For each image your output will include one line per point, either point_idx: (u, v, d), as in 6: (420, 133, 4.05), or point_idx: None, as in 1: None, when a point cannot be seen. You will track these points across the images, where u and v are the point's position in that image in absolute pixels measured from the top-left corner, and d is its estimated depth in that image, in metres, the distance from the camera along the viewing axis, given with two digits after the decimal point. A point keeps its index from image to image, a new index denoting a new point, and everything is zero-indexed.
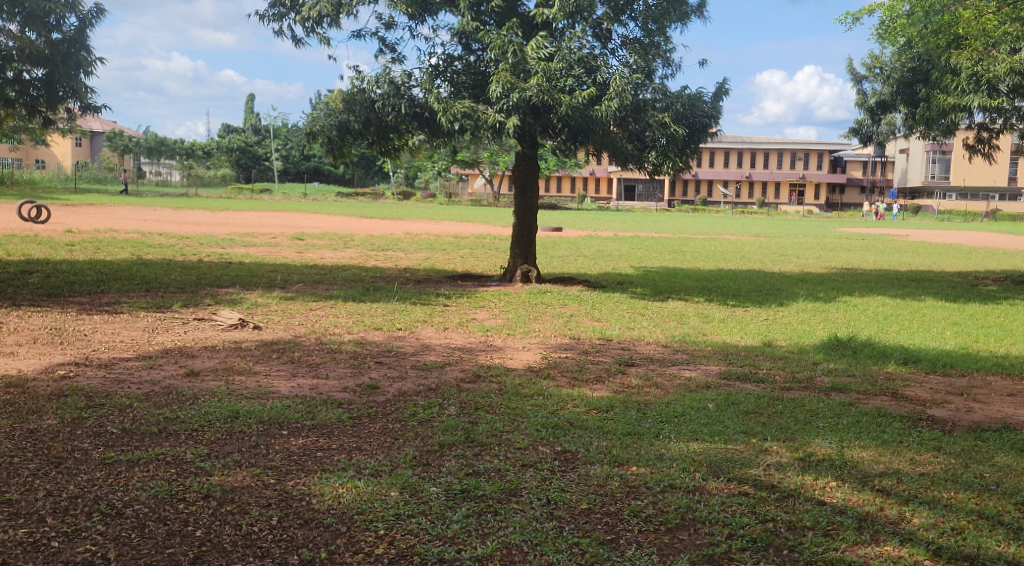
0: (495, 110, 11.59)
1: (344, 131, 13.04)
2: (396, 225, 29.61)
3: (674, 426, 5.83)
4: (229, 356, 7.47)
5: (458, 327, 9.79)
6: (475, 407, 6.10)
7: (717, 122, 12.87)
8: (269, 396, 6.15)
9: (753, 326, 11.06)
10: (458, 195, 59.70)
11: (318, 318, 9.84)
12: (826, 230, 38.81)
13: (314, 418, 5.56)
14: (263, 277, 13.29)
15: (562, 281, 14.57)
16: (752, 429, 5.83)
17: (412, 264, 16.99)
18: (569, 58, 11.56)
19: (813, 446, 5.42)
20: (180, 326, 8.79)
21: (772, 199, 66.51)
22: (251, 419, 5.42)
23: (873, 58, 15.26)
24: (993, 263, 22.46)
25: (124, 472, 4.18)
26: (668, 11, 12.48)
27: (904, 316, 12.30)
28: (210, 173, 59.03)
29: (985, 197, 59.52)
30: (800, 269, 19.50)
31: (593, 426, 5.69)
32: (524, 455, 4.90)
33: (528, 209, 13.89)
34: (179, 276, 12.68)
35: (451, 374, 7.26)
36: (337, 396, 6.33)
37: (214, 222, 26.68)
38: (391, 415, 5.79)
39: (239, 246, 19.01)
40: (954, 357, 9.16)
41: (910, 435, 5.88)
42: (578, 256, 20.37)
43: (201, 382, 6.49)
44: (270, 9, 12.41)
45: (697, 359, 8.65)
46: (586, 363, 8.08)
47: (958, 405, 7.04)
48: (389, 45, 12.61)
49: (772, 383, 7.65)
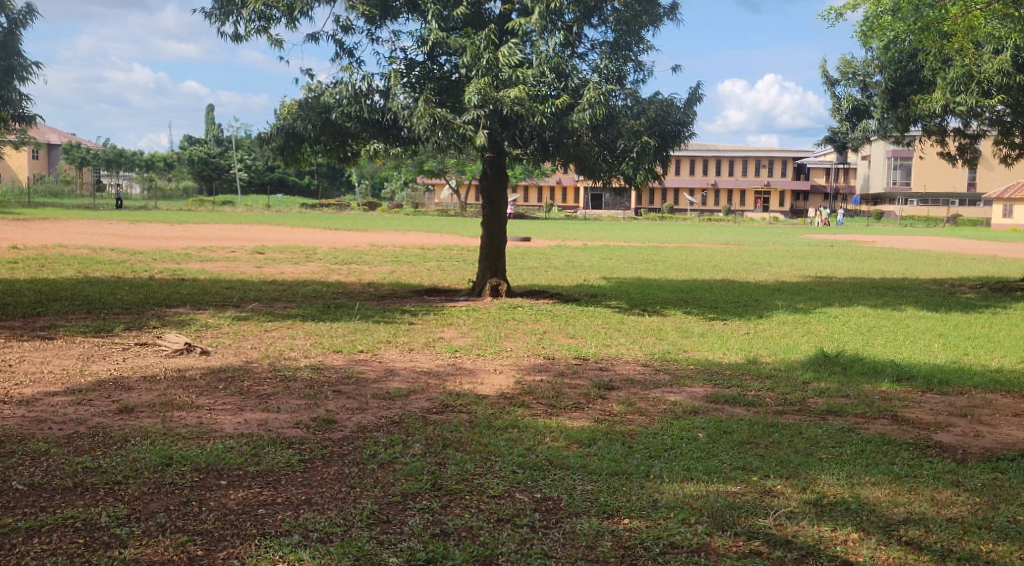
0: (463, 119, 11.02)
1: (299, 138, 12.30)
2: (359, 237, 28.84)
3: (666, 463, 5.24)
4: (170, 388, 6.72)
5: (424, 348, 9.13)
6: (444, 444, 5.48)
7: (690, 129, 12.27)
8: (211, 436, 5.46)
9: (734, 341, 10.53)
10: (425, 204, 59.23)
11: (274, 340, 9.13)
12: (793, 236, 39.18)
13: (259, 462, 4.90)
14: (218, 295, 12.55)
15: (532, 294, 13.98)
16: (751, 463, 5.27)
17: (377, 278, 16.30)
18: (542, 64, 11.02)
19: (821, 485, 4.88)
20: (119, 352, 8.02)
21: (737, 206, 66.62)
22: (185, 467, 4.72)
23: (846, 62, 15.05)
24: (964, 269, 22.27)
25: (19, 548, 3.57)
26: (640, 15, 11.96)
27: (887, 327, 11.90)
28: (170, 186, 57.72)
29: (945, 203, 60.65)
30: (775, 278, 19.16)
31: (576, 465, 5.08)
32: (500, 506, 4.31)
33: (497, 221, 13.27)
34: (126, 296, 11.86)
35: (417, 405, 6.61)
36: (289, 433, 5.64)
37: (169, 236, 25.78)
38: (348, 456, 5.13)
39: (194, 261, 18.16)
40: (947, 373, 8.71)
41: (924, 467, 5.36)
42: (548, 267, 19.83)
43: (135, 420, 5.78)
44: (217, 8, 11.65)
45: (680, 380, 8.07)
46: (563, 388, 7.46)
47: (964, 428, 6.55)
48: (344, 48, 11.95)
49: (763, 406, 7.08)
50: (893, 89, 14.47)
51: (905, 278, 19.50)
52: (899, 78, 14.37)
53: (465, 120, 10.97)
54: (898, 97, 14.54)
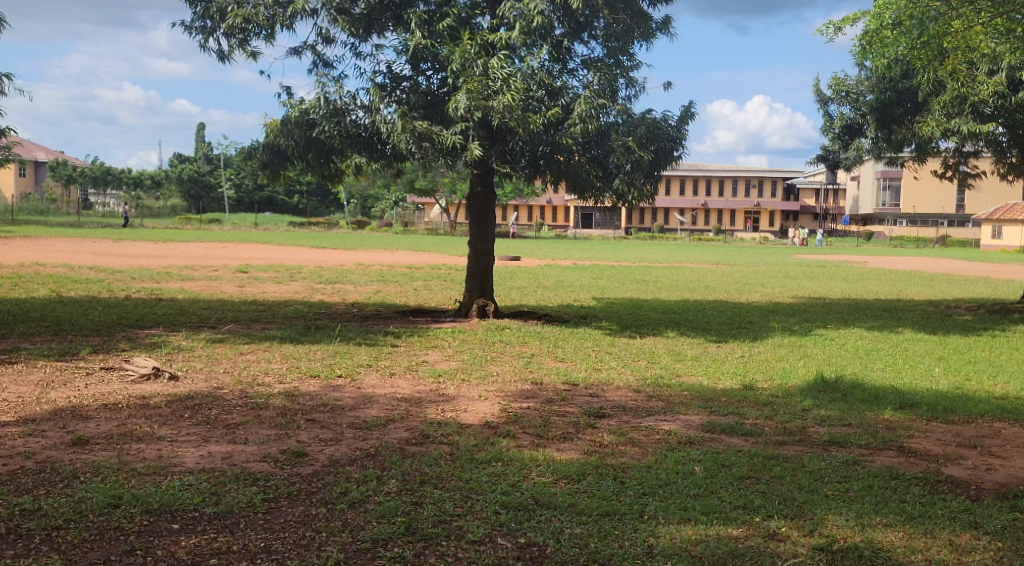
0: (449, 132, 10.67)
1: (279, 152, 11.92)
2: (347, 256, 28.45)
3: (661, 501, 4.84)
4: (132, 417, 6.30)
5: (406, 373, 8.71)
6: (421, 480, 5.07)
7: (682, 147, 11.96)
8: (170, 471, 5.05)
9: (729, 365, 10.17)
10: (416, 224, 58.95)
11: (248, 364, 8.70)
12: (783, 256, 39.06)
13: (218, 502, 4.48)
14: (195, 315, 12.13)
15: (521, 315, 13.60)
16: (753, 501, 4.89)
17: (362, 298, 15.87)
18: (529, 79, 10.70)
19: (830, 527, 4.52)
20: (83, 378, 7.58)
21: (727, 226, 66.60)
22: (135, 508, 4.31)
23: (839, 80, 14.80)
24: (956, 291, 22.06)
25: None
26: (631, 29, 11.69)
27: (886, 351, 11.56)
28: (157, 203, 57.16)
29: (934, 224, 60.83)
30: (768, 298, 18.86)
31: (564, 504, 4.68)
32: (479, 555, 4.00)
33: (484, 239, 12.87)
34: (99, 316, 11.42)
35: (395, 435, 6.20)
36: (254, 468, 5.22)
37: (153, 254, 25.32)
38: (316, 495, 4.71)
39: (175, 280, 17.69)
40: (952, 400, 8.34)
41: (936, 505, 4.99)
42: (538, 286, 19.50)
43: (88, 453, 5.36)
44: (196, 20, 11.34)
45: (674, 408, 7.68)
46: (551, 417, 7.06)
47: (975, 461, 6.18)
48: (327, 61, 11.60)
49: (763, 437, 6.70)
50: (883, 109, 14.32)
51: (899, 299, 19.24)
52: (890, 97, 14.18)
53: (451, 134, 10.62)
54: (887, 116, 14.37)
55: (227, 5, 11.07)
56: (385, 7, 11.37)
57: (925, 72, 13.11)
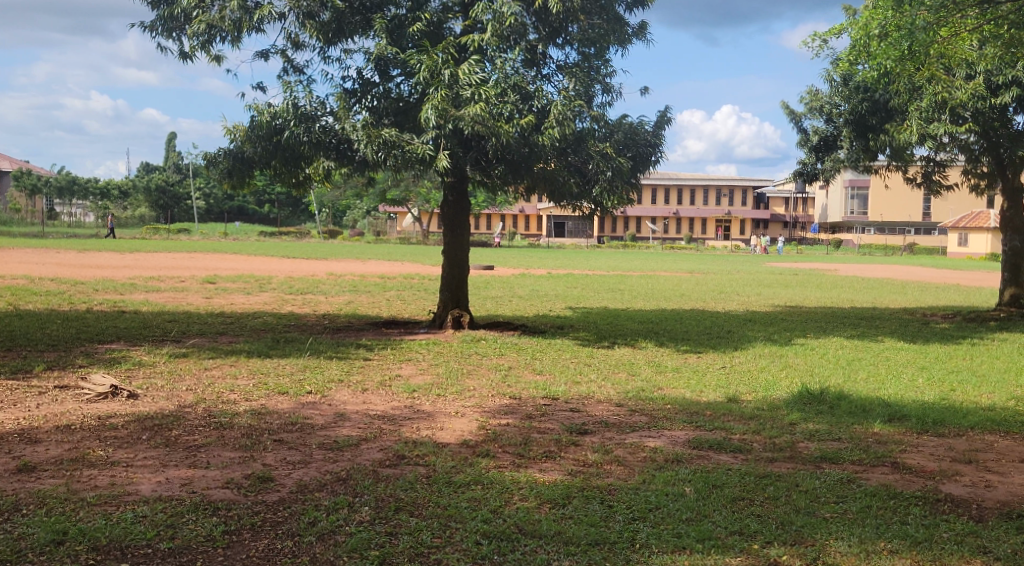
0: (421, 140, 10.34)
1: (244, 159, 11.54)
2: (319, 266, 27.95)
3: (652, 527, 4.55)
4: (85, 440, 5.89)
5: (379, 388, 8.32)
6: (396, 506, 4.73)
7: (660, 153, 11.72)
8: (123, 500, 4.67)
9: (711, 377, 9.89)
10: (388, 233, 58.42)
11: (212, 381, 8.27)
12: (753, 265, 38.95)
13: (174, 535, 4.13)
14: (158, 329, 11.66)
15: (495, 325, 13.27)
16: (748, 525, 4.61)
17: (333, 309, 15.44)
18: (504, 83, 10.41)
19: (831, 555, 4.26)
20: (34, 398, 7.13)
21: (699, 235, 66.80)
22: (82, 546, 3.96)
23: (812, 93, 14.75)
24: (929, 299, 22.11)
25: None
26: (607, 34, 11.37)
27: (867, 360, 11.38)
28: (124, 214, 56.10)
29: (901, 232, 61.52)
30: (744, 307, 18.70)
31: (549, 532, 4.37)
32: None
33: (459, 249, 12.53)
34: (56, 330, 10.92)
35: (368, 456, 5.85)
36: (215, 496, 4.85)
37: (119, 265, 24.73)
38: (282, 525, 4.36)
39: (139, 292, 17.12)
40: (940, 411, 8.13)
41: (940, 528, 4.73)
42: (512, 296, 19.18)
43: (34, 481, 4.96)
44: (159, 22, 10.96)
45: (659, 422, 7.39)
46: (532, 434, 6.73)
47: (972, 477, 5.96)
48: (295, 67, 11.25)
49: (752, 454, 6.43)
50: (858, 120, 14.34)
51: (874, 307, 19.20)
52: (866, 107, 14.13)
53: (423, 141, 10.30)
54: (863, 127, 14.34)
55: (192, 8, 10.68)
56: (355, 10, 11.01)
57: (904, 80, 13.00)
